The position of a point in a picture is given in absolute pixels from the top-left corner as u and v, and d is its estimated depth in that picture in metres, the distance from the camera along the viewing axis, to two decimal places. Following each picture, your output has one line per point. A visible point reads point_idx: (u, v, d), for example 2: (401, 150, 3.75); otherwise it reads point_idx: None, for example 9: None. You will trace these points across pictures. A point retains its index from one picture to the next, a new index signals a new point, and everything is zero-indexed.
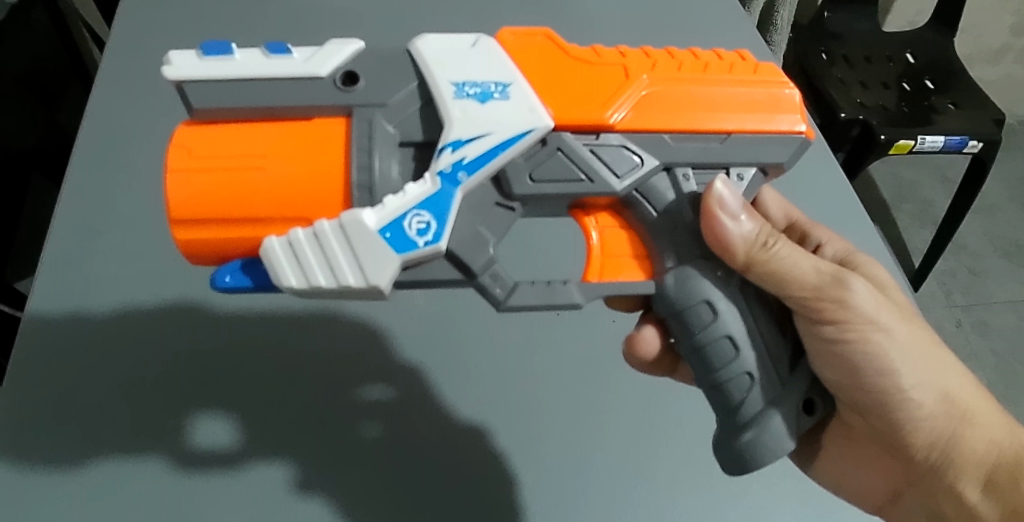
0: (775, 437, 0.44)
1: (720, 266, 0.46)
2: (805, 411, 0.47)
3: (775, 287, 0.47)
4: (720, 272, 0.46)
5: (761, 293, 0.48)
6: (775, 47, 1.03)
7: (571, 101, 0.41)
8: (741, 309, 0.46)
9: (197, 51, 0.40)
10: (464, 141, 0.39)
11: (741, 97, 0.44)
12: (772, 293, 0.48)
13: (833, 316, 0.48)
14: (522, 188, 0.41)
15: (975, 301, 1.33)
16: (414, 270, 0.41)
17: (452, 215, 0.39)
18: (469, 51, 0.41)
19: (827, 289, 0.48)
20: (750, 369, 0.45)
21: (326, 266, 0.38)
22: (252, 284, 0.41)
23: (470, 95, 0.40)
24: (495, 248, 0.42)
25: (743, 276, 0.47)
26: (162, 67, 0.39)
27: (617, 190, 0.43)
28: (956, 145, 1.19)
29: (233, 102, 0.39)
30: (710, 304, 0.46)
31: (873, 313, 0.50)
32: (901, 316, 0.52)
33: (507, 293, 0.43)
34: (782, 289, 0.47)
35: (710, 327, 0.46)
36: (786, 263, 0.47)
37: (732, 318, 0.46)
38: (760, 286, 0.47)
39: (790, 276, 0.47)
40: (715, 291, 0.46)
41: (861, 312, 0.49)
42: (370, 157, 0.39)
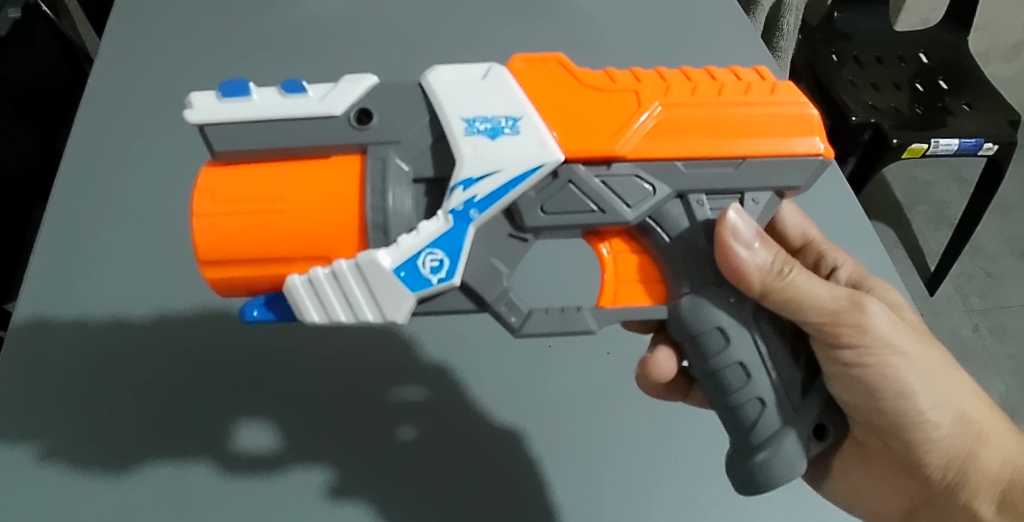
0: (787, 459, 0.45)
1: (733, 292, 0.47)
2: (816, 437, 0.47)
3: (792, 313, 0.47)
4: (733, 298, 0.47)
5: (776, 318, 0.48)
6: (782, 52, 1.02)
7: (581, 132, 0.42)
8: (753, 334, 0.46)
9: (217, 92, 0.41)
10: (475, 179, 0.40)
11: (758, 120, 0.43)
12: (788, 318, 0.48)
13: (851, 340, 0.48)
14: (533, 220, 0.42)
15: (993, 305, 1.32)
16: (431, 301, 0.42)
17: (465, 252, 0.40)
18: (480, 83, 0.42)
19: (845, 314, 0.48)
20: (762, 394, 0.46)
21: (345, 303, 0.40)
22: (276, 318, 0.42)
23: (481, 131, 0.40)
24: (508, 279, 0.43)
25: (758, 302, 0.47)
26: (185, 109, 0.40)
27: (628, 219, 0.44)
28: (971, 148, 1.17)
29: (252, 143, 0.40)
30: (722, 331, 0.46)
31: (890, 336, 0.50)
32: (917, 337, 0.52)
33: (522, 321, 0.43)
34: (799, 315, 0.47)
35: (722, 353, 0.46)
36: (803, 290, 0.47)
37: (743, 343, 0.46)
38: (777, 312, 0.48)
39: (808, 303, 0.47)
40: (726, 317, 0.46)
41: (879, 335, 0.49)
42: (383, 196, 0.40)
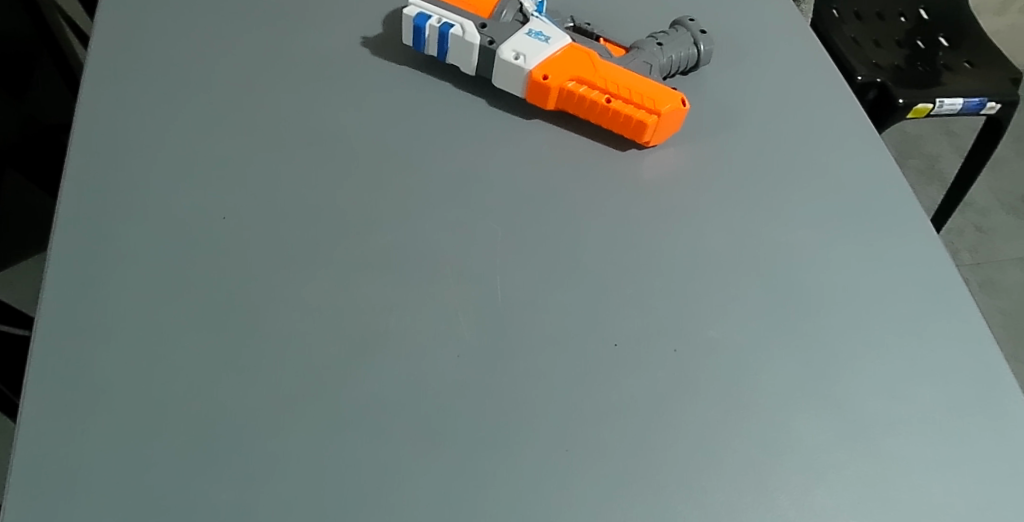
0: (808, 477, 0.39)
1: (715, 272, 0.46)
2: (818, 456, 0.40)
3: (771, 328, 0.44)
4: (727, 309, 0.44)
5: (770, 328, 0.44)
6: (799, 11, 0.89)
7: (579, 57, 0.49)
8: (743, 344, 0.43)
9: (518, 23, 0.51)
10: (541, 31, 0.50)
11: (656, 142, 0.51)
12: (781, 328, 0.44)
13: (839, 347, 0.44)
14: (508, 85, 0.50)
15: (984, 259, 1.33)
16: (471, 59, 0.50)
17: (540, 25, 0.50)
18: (543, 38, 0.49)
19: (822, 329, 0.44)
20: (763, 413, 0.41)
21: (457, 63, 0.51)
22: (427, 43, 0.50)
23: (536, 37, 0.49)
24: (500, 79, 0.50)
25: (744, 314, 0.44)
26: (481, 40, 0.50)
27: (663, 47, 0.53)
28: (974, 107, 1.15)
29: (501, 19, 0.50)
30: (707, 337, 0.43)
31: (892, 337, 0.45)
32: (941, 326, 0.46)
33: (510, 288, 0.43)
34: (775, 330, 0.44)
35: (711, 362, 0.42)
36: (773, 317, 0.44)
37: (747, 364, 0.42)
38: (765, 325, 0.44)
39: (781, 328, 0.44)
40: (708, 324, 0.43)
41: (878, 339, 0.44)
42: (527, 28, 0.50)
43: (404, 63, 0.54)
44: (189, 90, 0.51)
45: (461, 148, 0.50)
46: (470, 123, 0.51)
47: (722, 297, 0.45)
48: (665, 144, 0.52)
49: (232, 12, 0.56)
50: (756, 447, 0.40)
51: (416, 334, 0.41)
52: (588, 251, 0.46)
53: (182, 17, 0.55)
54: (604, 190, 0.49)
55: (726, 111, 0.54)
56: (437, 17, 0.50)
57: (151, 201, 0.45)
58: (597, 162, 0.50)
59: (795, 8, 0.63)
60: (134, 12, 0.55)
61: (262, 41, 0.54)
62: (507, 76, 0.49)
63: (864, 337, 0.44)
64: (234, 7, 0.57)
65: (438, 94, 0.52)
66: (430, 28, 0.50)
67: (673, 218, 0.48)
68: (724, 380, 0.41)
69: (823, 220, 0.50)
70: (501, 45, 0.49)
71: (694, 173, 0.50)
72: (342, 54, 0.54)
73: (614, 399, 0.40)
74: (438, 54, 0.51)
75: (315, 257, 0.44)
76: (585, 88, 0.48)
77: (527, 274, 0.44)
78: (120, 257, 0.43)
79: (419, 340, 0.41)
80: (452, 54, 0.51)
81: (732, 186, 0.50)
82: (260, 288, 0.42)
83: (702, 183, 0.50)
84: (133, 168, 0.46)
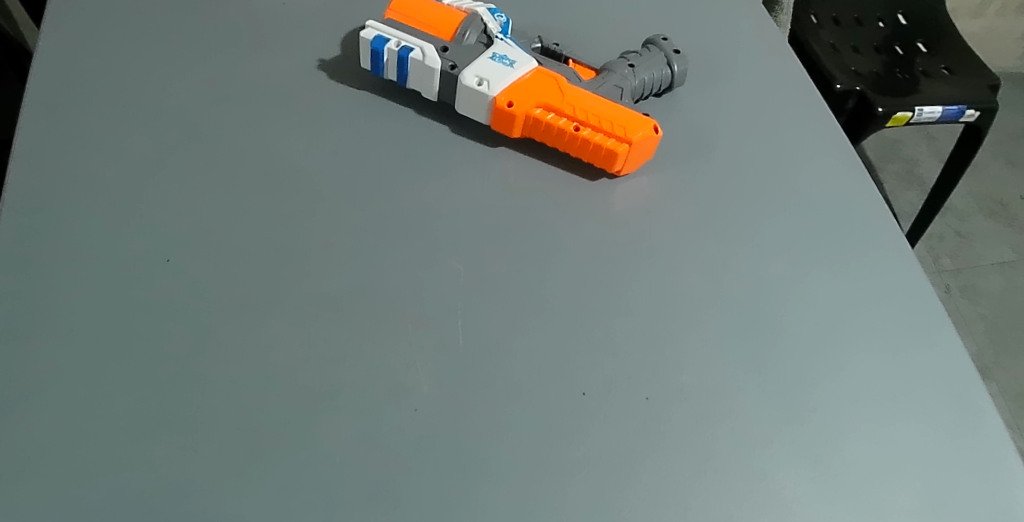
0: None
1: (689, 310, 0.43)
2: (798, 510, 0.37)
3: (748, 371, 0.41)
4: (701, 351, 0.42)
5: (746, 371, 0.41)
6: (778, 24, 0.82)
7: (546, 82, 0.47)
8: (717, 389, 0.41)
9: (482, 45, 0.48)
10: (506, 54, 0.47)
11: (628, 170, 0.48)
12: (758, 370, 0.42)
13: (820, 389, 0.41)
14: (472, 111, 0.47)
15: (964, 264, 1.32)
16: (433, 85, 0.48)
17: (505, 48, 0.48)
18: (508, 62, 0.47)
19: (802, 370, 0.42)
20: (739, 465, 0.38)
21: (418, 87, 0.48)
22: (386, 67, 0.48)
23: (500, 62, 0.47)
24: (464, 105, 0.47)
25: (719, 356, 0.42)
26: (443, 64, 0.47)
27: (634, 68, 0.51)
28: (953, 115, 1.14)
29: (464, 42, 0.48)
30: (680, 382, 0.40)
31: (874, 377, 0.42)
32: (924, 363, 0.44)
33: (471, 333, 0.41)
34: (752, 373, 0.41)
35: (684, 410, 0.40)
36: (749, 359, 0.42)
37: (722, 411, 0.40)
38: (741, 368, 0.41)
39: (759, 370, 0.42)
40: (681, 368, 0.41)
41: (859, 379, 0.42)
42: (491, 51, 0.48)
43: (363, 88, 0.51)
44: (132, 121, 0.48)
45: (420, 180, 0.47)
46: (431, 153, 0.48)
47: (696, 339, 0.42)
48: (637, 172, 0.49)
49: (182, 36, 0.53)
50: (732, 501, 0.37)
51: (369, 386, 0.39)
52: (554, 290, 0.43)
53: (129, 42, 0.52)
54: (571, 222, 0.46)
55: (701, 135, 0.52)
56: (396, 40, 0.47)
57: (87, 244, 0.42)
58: (565, 193, 0.48)
59: (773, 24, 0.61)
60: (75, 39, 0.52)
61: (213, 67, 0.52)
62: (471, 102, 0.47)
63: (845, 377, 0.42)
64: (185, 30, 0.54)
65: (398, 122, 0.50)
66: (388, 52, 0.47)
67: (644, 254, 0.46)
68: (698, 429, 0.39)
69: (801, 250, 0.47)
70: (464, 70, 0.47)
71: (666, 204, 0.48)
72: (298, 80, 0.51)
73: (580, 453, 0.38)
74: (397, 78, 0.48)
75: (263, 303, 0.41)
76: (552, 115, 0.46)
77: (491, 318, 0.42)
78: (51, 306, 0.40)
79: (373, 394, 0.38)
80: (412, 79, 0.48)
81: (706, 217, 0.48)
82: (202, 338, 0.39)
83: (675, 214, 0.48)
84: (68, 207, 0.43)
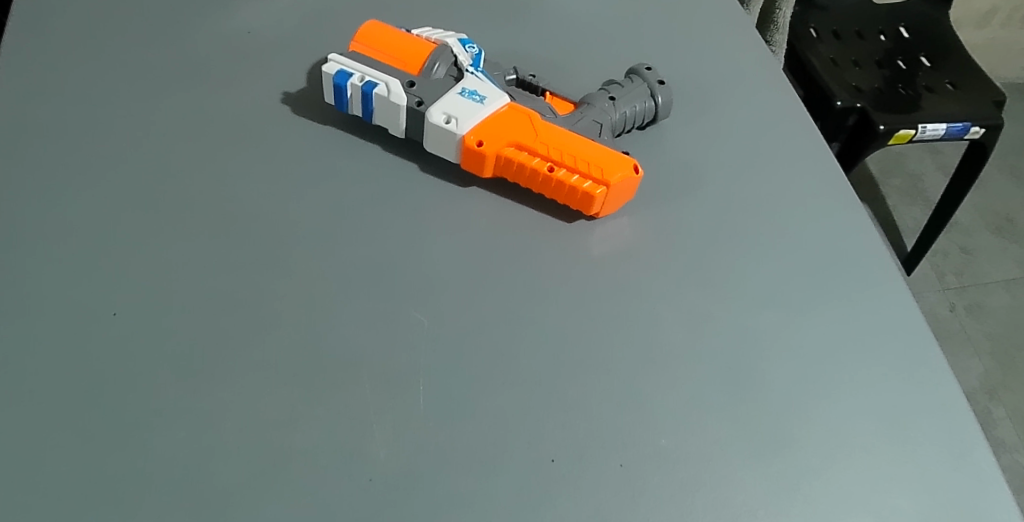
0: None
1: (665, 366, 0.40)
2: None
3: (726, 433, 0.39)
4: (676, 411, 0.39)
5: (726, 433, 0.39)
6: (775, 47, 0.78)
7: (519, 118, 0.44)
8: (693, 453, 0.38)
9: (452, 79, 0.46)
10: (476, 89, 0.45)
11: (607, 211, 0.46)
12: (738, 433, 0.39)
13: (805, 453, 0.39)
14: (440, 150, 0.45)
15: (969, 282, 1.28)
16: (399, 122, 0.45)
17: (476, 81, 0.45)
18: (478, 98, 0.44)
19: (786, 432, 0.39)
20: None
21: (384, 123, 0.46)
22: (349, 103, 0.45)
23: (469, 97, 0.44)
24: (432, 143, 0.45)
25: (697, 416, 0.39)
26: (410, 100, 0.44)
27: (615, 102, 0.48)
28: (958, 132, 1.10)
29: (432, 76, 0.45)
30: (651, 445, 0.38)
31: (864, 438, 0.39)
32: (920, 421, 0.41)
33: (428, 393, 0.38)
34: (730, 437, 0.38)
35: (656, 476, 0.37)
36: (728, 420, 0.39)
37: (696, 479, 0.37)
38: (718, 429, 0.39)
39: (738, 433, 0.39)
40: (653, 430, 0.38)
41: (849, 440, 0.39)
42: (460, 85, 0.45)
43: (328, 123, 0.49)
44: (82, 160, 0.45)
45: (382, 224, 0.44)
46: (399, 193, 0.46)
47: (675, 398, 0.39)
48: (617, 213, 0.47)
49: (141, 66, 0.51)
50: None
51: (318, 454, 0.36)
52: (522, 344, 0.40)
53: (85, 74, 0.50)
54: (541, 268, 0.44)
55: (686, 171, 0.49)
56: (360, 74, 0.45)
57: (23, 298, 0.39)
58: (539, 236, 0.45)
59: (766, 49, 0.58)
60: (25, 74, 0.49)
61: (172, 100, 0.49)
62: (439, 141, 0.44)
63: (832, 439, 0.39)
64: (145, 60, 0.51)
65: (365, 160, 0.47)
66: (351, 87, 0.44)
67: (623, 302, 0.43)
68: (672, 499, 0.36)
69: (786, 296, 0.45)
70: (431, 107, 0.44)
71: (647, 247, 0.45)
72: (260, 114, 0.49)
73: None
74: (363, 114, 0.46)
75: (212, 360, 0.39)
76: (524, 155, 0.43)
77: (455, 375, 0.39)
78: None
79: (326, 463, 0.36)
80: (378, 115, 0.45)
81: (690, 260, 0.45)
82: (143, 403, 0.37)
83: (656, 258, 0.45)
84: (6, 258, 0.41)
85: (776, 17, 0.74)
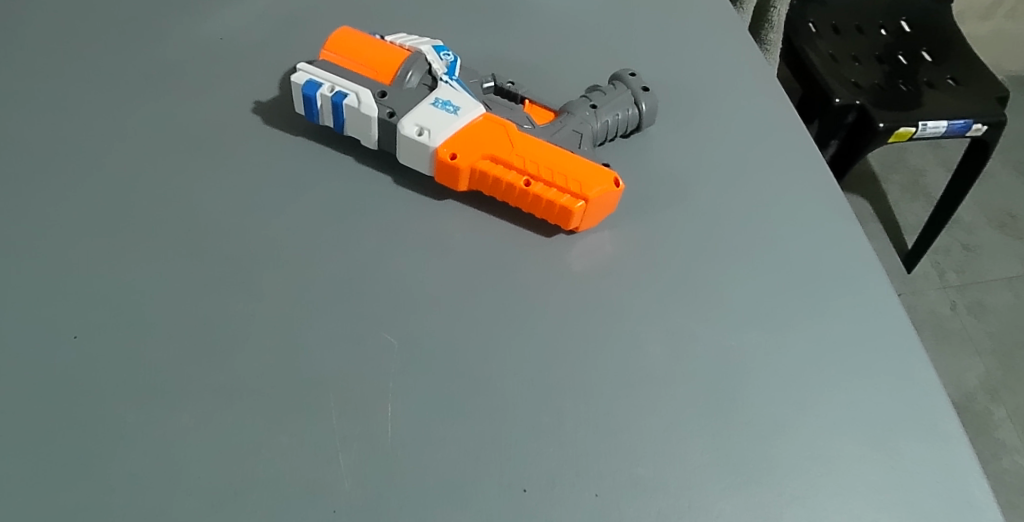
0: None
1: (643, 392, 0.39)
2: None
3: (704, 457, 0.38)
4: (653, 437, 0.38)
5: (704, 458, 0.38)
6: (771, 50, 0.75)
7: (494, 130, 0.43)
8: (669, 481, 0.37)
9: (425, 89, 0.44)
10: (450, 100, 0.43)
11: (587, 224, 0.44)
12: (716, 457, 0.38)
13: (783, 478, 0.38)
14: (413, 162, 0.43)
15: (971, 279, 1.26)
16: (370, 133, 0.43)
17: (450, 91, 0.44)
18: (452, 109, 0.43)
19: (765, 455, 0.38)
20: None
21: (355, 134, 0.44)
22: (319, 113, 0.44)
23: (442, 108, 0.43)
24: (404, 155, 0.43)
25: (675, 440, 0.38)
26: (381, 111, 0.43)
27: (597, 110, 0.46)
28: (959, 130, 1.07)
29: (405, 85, 0.44)
30: (627, 474, 0.37)
31: (845, 462, 0.39)
32: (903, 446, 0.40)
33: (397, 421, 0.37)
34: (708, 462, 0.38)
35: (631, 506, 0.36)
36: (707, 444, 0.38)
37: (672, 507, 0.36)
38: (696, 454, 0.38)
39: (717, 457, 0.38)
40: (630, 458, 0.37)
41: (829, 464, 0.39)
42: (432, 96, 0.43)
43: (300, 133, 0.47)
44: (42, 169, 0.43)
45: (353, 239, 0.43)
46: (371, 206, 0.44)
47: (655, 423, 0.38)
48: (597, 226, 0.45)
49: (107, 66, 0.49)
50: None
51: (282, 485, 0.35)
52: (496, 366, 0.39)
53: (47, 74, 0.48)
54: (517, 285, 0.42)
55: (671, 181, 0.48)
56: (330, 84, 0.43)
57: None
58: (516, 252, 0.43)
59: (758, 51, 0.56)
60: None
61: (138, 103, 0.47)
62: (412, 154, 0.43)
63: (811, 465, 0.39)
64: (111, 59, 0.49)
65: (336, 172, 0.46)
66: (321, 98, 0.43)
67: (602, 322, 0.41)
68: None
69: (771, 315, 0.43)
70: (403, 118, 0.42)
71: (628, 263, 0.44)
72: (229, 122, 0.47)
73: None
74: (333, 125, 0.44)
75: (172, 384, 0.37)
76: (500, 168, 0.42)
77: (426, 401, 0.37)
78: None
79: (289, 495, 0.35)
80: (349, 125, 0.44)
81: (672, 276, 0.43)
82: (101, 431, 0.36)
83: (637, 274, 0.43)
84: None
85: (770, 15, 0.72)
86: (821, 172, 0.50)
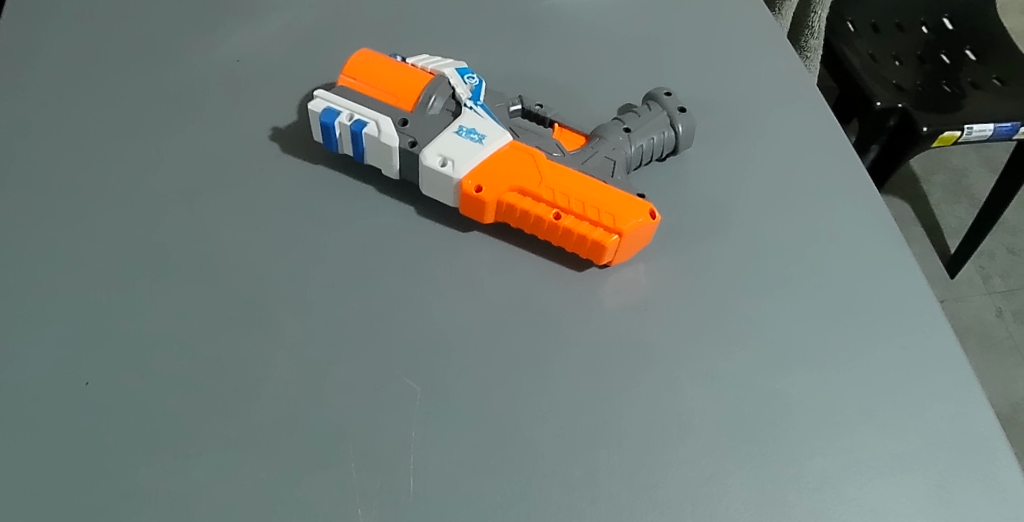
0: None
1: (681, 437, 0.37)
2: None
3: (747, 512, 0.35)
4: (693, 489, 0.35)
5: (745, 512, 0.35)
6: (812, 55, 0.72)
7: (522, 159, 0.40)
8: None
9: (449, 114, 0.42)
10: (475, 127, 0.41)
11: (621, 257, 0.42)
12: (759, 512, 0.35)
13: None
14: (436, 193, 0.41)
15: (1018, 285, 1.21)
16: (392, 162, 0.41)
17: (475, 117, 0.41)
18: (477, 137, 0.41)
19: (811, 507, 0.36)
20: None
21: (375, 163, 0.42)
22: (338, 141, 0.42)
23: (467, 136, 0.41)
24: (427, 185, 0.41)
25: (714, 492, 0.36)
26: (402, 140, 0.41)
27: (630, 135, 0.44)
28: (1007, 132, 1.02)
29: (428, 112, 0.41)
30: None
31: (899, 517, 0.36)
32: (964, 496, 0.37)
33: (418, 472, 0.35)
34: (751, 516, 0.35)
35: None
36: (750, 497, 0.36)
37: None
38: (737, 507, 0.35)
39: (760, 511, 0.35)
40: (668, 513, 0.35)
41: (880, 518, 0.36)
42: (456, 122, 0.41)
43: (319, 162, 0.45)
44: (56, 203, 0.42)
45: (372, 274, 0.41)
46: (393, 240, 0.42)
47: (693, 473, 0.36)
48: (629, 255, 0.42)
49: (123, 94, 0.47)
50: None
51: None
52: (522, 411, 0.37)
53: (63, 102, 0.46)
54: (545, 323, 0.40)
55: (708, 207, 0.45)
56: (349, 112, 0.41)
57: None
58: (545, 288, 0.41)
59: (802, 64, 0.53)
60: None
61: (154, 131, 0.46)
62: (436, 184, 0.41)
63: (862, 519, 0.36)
64: (127, 86, 0.48)
65: (357, 202, 0.44)
66: (340, 127, 0.41)
67: (636, 363, 0.39)
68: None
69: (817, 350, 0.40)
70: (425, 147, 0.40)
71: (664, 298, 0.41)
72: (247, 150, 0.45)
73: None
74: (354, 154, 0.42)
75: (185, 434, 0.35)
76: (528, 200, 0.40)
77: (450, 451, 0.35)
78: None
79: None
80: (370, 154, 0.42)
81: (711, 312, 0.41)
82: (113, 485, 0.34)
83: (673, 309, 0.41)
84: None
85: (811, 21, 0.69)
86: (869, 193, 0.47)
